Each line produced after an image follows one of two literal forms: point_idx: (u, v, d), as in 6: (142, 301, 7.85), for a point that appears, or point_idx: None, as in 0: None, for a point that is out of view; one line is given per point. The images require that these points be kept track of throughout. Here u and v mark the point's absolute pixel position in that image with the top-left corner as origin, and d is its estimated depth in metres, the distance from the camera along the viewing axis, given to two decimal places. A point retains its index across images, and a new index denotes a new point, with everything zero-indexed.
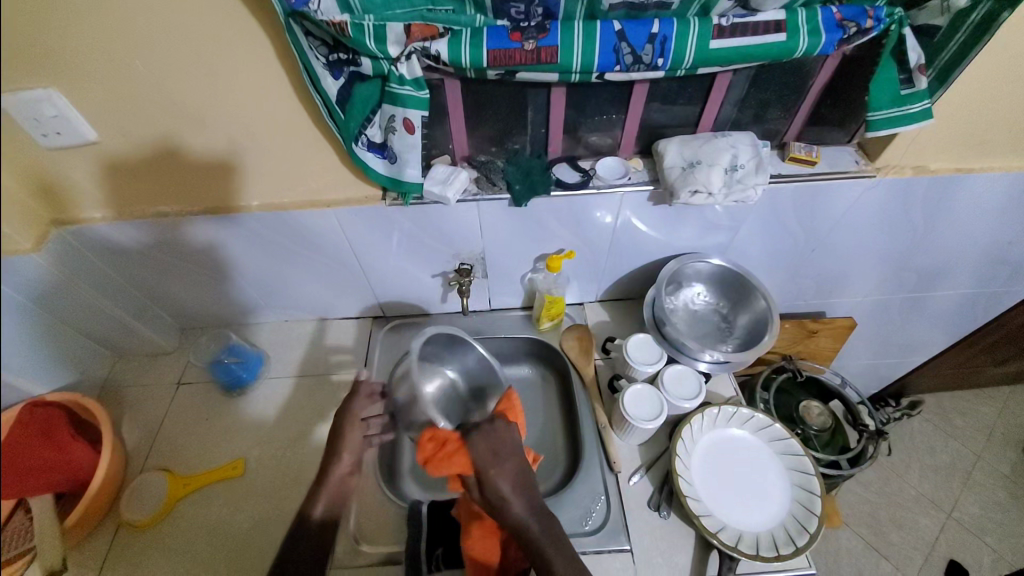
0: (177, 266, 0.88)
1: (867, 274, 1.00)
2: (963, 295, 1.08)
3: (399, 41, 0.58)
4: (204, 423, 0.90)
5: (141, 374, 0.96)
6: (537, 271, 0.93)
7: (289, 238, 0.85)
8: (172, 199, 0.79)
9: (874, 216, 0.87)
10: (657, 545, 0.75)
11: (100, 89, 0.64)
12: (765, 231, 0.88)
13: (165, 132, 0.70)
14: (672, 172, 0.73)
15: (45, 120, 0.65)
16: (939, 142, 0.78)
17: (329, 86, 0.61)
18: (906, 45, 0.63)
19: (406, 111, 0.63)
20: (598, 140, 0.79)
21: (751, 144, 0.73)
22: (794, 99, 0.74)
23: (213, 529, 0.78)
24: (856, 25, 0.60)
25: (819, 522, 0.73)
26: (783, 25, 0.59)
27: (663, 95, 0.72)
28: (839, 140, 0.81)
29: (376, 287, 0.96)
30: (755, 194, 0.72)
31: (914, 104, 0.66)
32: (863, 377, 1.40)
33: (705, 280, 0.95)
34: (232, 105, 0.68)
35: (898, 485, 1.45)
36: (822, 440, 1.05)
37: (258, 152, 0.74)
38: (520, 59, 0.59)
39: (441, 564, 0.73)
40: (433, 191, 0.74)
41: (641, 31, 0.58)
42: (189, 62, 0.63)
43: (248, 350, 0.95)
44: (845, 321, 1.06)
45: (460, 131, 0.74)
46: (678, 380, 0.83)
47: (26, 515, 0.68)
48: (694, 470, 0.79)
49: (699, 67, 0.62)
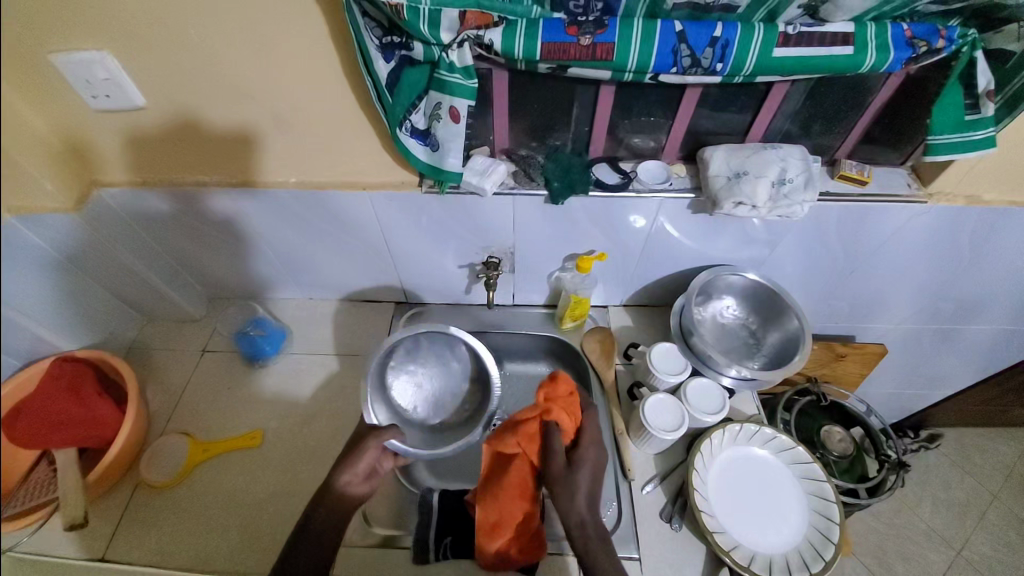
0: (209, 235, 0.89)
1: (902, 301, 0.97)
2: (1001, 331, 1.04)
3: (452, 27, 0.56)
4: (225, 392, 0.91)
5: (167, 339, 0.98)
6: (565, 270, 0.92)
7: (320, 217, 0.85)
8: (211, 169, 0.80)
9: (918, 243, 0.83)
10: (666, 557, 0.74)
11: (151, 55, 0.65)
12: (803, 248, 0.85)
13: (210, 101, 0.71)
14: (717, 181, 0.71)
15: (96, 82, 0.66)
16: (998, 172, 0.74)
17: (380, 69, 0.60)
18: (976, 69, 0.60)
19: (453, 100, 0.63)
20: (641, 142, 0.77)
21: (802, 158, 0.71)
22: (849, 116, 0.72)
23: (228, 497, 0.80)
24: (927, 44, 0.58)
25: (836, 551, 0.71)
26: (851, 39, 0.57)
27: (714, 101, 0.70)
28: (891, 162, 0.78)
29: (402, 273, 0.96)
30: (800, 211, 0.70)
31: (977, 131, 0.63)
32: (883, 405, 1.36)
33: (736, 293, 0.93)
34: (278, 80, 0.68)
35: (909, 518, 1.41)
36: (841, 467, 1.03)
37: (300, 129, 0.74)
38: (574, 54, 0.58)
39: (448, 553, 0.73)
40: (471, 181, 0.73)
41: (703, 33, 0.57)
42: (241, 33, 0.63)
43: (271, 325, 0.97)
44: (875, 348, 1.03)
45: (502, 123, 0.73)
46: (702, 393, 0.82)
47: (50, 467, 0.72)
48: (710, 486, 0.78)
49: (758, 75, 0.60)
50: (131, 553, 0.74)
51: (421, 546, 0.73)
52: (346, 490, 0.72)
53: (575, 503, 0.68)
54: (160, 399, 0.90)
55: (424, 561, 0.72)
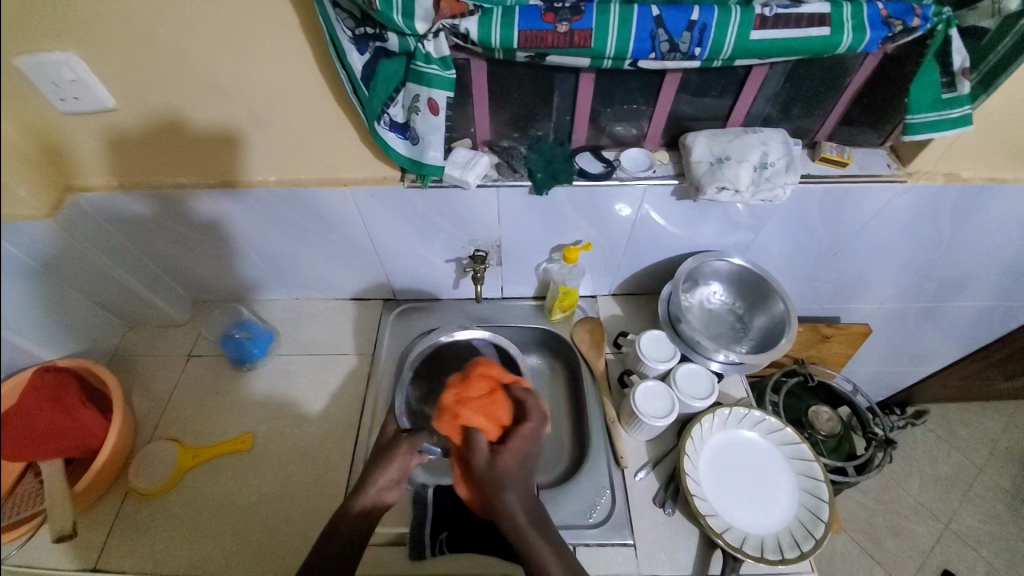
0: (189, 238, 0.87)
1: (886, 281, 0.98)
2: (982, 307, 1.06)
3: (428, 17, 0.55)
4: (212, 397, 0.90)
5: (151, 345, 0.96)
6: (552, 261, 0.92)
7: (303, 216, 0.84)
8: (188, 170, 0.78)
9: (899, 223, 0.84)
10: (660, 542, 0.75)
11: (118, 54, 0.63)
12: (787, 231, 0.86)
13: (183, 101, 0.69)
14: (699, 166, 0.71)
15: (64, 84, 0.64)
16: (976, 150, 0.75)
17: (354, 61, 0.60)
18: (951, 46, 0.61)
19: (431, 92, 0.62)
20: (624, 130, 0.77)
21: (783, 142, 0.71)
22: (828, 98, 0.72)
23: (219, 502, 0.79)
24: (902, 23, 0.58)
25: (826, 529, 0.72)
26: (827, 20, 0.57)
27: (694, 86, 0.70)
28: (871, 142, 0.79)
29: (389, 270, 0.95)
30: (783, 195, 0.71)
31: (954, 109, 0.64)
32: (870, 384, 1.39)
33: (722, 279, 0.93)
34: (252, 77, 0.66)
35: (897, 493, 1.45)
36: (829, 446, 1.04)
37: (277, 127, 0.73)
38: (552, 41, 0.57)
39: (445, 548, 0.73)
40: (454, 174, 0.72)
41: (680, 18, 0.56)
42: (211, 29, 0.61)
43: (258, 326, 0.95)
44: (859, 327, 1.03)
45: (483, 114, 0.73)
46: (690, 379, 0.83)
47: (36, 479, 0.74)
48: (701, 470, 0.79)
49: (737, 58, 0.60)
50: (123, 561, 0.74)
51: (416, 541, 0.73)
52: (381, 497, 0.73)
53: (504, 501, 0.67)
54: (146, 405, 0.89)
55: (421, 556, 0.72)
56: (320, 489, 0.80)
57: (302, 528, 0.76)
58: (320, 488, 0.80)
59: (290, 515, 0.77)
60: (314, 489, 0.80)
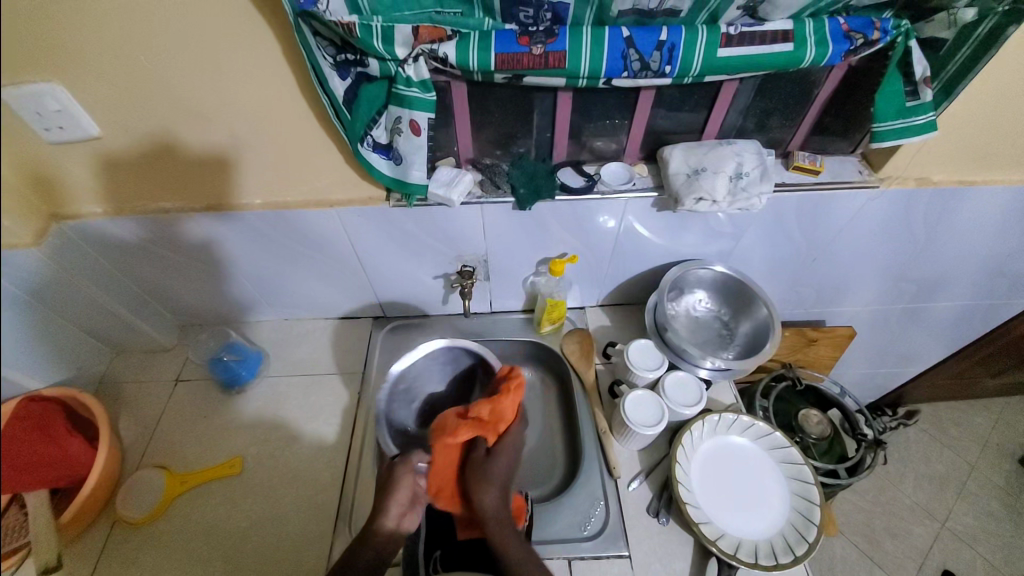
0: (175, 262, 0.87)
1: (867, 284, 1.00)
2: (962, 307, 1.09)
3: (407, 42, 0.58)
4: (200, 421, 0.89)
5: (138, 371, 0.96)
6: (539, 274, 0.93)
7: (291, 238, 0.85)
8: (174, 195, 0.79)
9: (875, 226, 0.87)
10: (655, 552, 0.74)
11: (102, 84, 0.64)
12: (768, 239, 0.88)
13: (167, 129, 0.70)
14: (677, 178, 0.73)
15: (47, 114, 0.64)
16: (943, 154, 0.78)
17: (336, 87, 0.61)
18: (912, 58, 0.64)
19: (413, 113, 0.63)
20: (603, 145, 0.79)
21: (756, 152, 0.73)
22: (798, 108, 0.74)
23: (209, 529, 0.78)
24: (863, 36, 0.60)
25: (818, 532, 0.73)
26: (791, 36, 0.60)
27: (669, 101, 0.72)
28: (842, 150, 0.82)
29: (379, 287, 0.95)
30: (758, 203, 0.73)
31: (918, 116, 0.66)
32: (859, 386, 1.40)
33: (706, 286, 0.95)
34: (237, 102, 0.68)
35: (892, 494, 1.44)
36: (820, 449, 1.05)
37: (265, 152, 0.74)
38: (528, 63, 0.59)
39: (439, 567, 0.72)
40: (438, 193, 0.73)
41: (649, 38, 0.59)
42: (196, 59, 0.63)
43: (248, 349, 0.94)
44: (843, 331, 1.07)
45: (465, 133, 0.74)
46: (678, 386, 0.83)
47: (21, 510, 0.69)
48: (693, 477, 0.79)
49: (706, 75, 0.62)
50: None
51: (409, 562, 0.72)
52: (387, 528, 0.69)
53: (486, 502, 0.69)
54: (134, 432, 0.88)
55: None
56: (311, 511, 0.79)
57: (292, 555, 0.75)
58: (311, 510, 0.79)
59: (278, 540, 0.76)
60: (305, 511, 0.79)
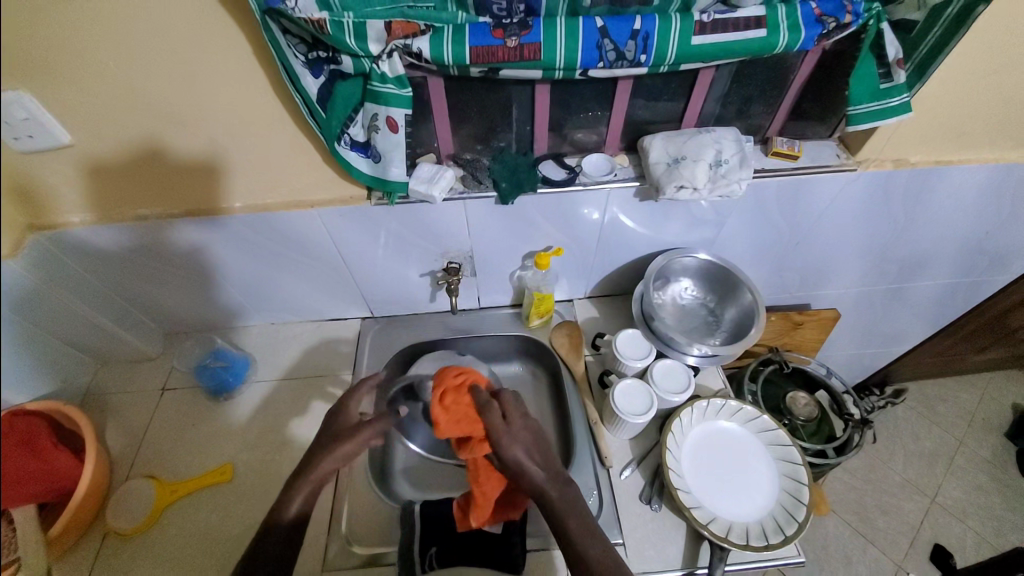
0: (156, 269, 0.86)
1: (850, 266, 1.02)
2: (943, 285, 1.11)
3: (380, 38, 0.57)
4: (189, 430, 0.89)
5: (123, 381, 0.94)
6: (525, 268, 0.93)
7: (274, 240, 0.84)
8: (152, 202, 0.78)
9: (855, 209, 0.88)
10: (648, 538, 0.75)
11: (69, 92, 0.63)
12: (751, 225, 0.89)
13: (140, 135, 0.69)
14: (658, 167, 0.73)
15: (17, 124, 0.61)
16: (919, 134, 0.79)
17: (309, 85, 0.61)
18: (884, 40, 0.64)
19: (389, 110, 0.63)
20: (584, 137, 0.79)
21: (734, 139, 0.74)
22: (775, 94, 0.75)
23: (203, 536, 0.77)
24: (836, 20, 0.61)
25: (807, 511, 0.74)
26: (764, 22, 0.60)
27: (648, 90, 0.72)
28: (820, 135, 0.82)
29: (365, 287, 0.94)
30: (739, 189, 0.73)
31: (893, 97, 0.67)
32: (846, 368, 1.43)
33: (691, 274, 0.95)
34: (211, 105, 0.67)
35: (883, 471, 1.47)
36: (808, 430, 1.06)
37: (241, 154, 0.73)
38: (503, 56, 0.59)
39: (435, 563, 0.72)
40: (419, 189, 0.73)
41: (624, 27, 0.58)
42: (166, 62, 0.62)
43: (234, 354, 0.94)
44: (830, 314, 1.08)
45: (444, 129, 0.74)
46: (666, 374, 0.84)
47: (9, 527, 0.67)
48: (683, 463, 0.80)
49: (681, 63, 0.62)
50: None
51: (405, 560, 0.72)
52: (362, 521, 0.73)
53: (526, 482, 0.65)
54: (122, 442, 0.87)
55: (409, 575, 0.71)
56: None
57: None
58: None
59: None
60: None
